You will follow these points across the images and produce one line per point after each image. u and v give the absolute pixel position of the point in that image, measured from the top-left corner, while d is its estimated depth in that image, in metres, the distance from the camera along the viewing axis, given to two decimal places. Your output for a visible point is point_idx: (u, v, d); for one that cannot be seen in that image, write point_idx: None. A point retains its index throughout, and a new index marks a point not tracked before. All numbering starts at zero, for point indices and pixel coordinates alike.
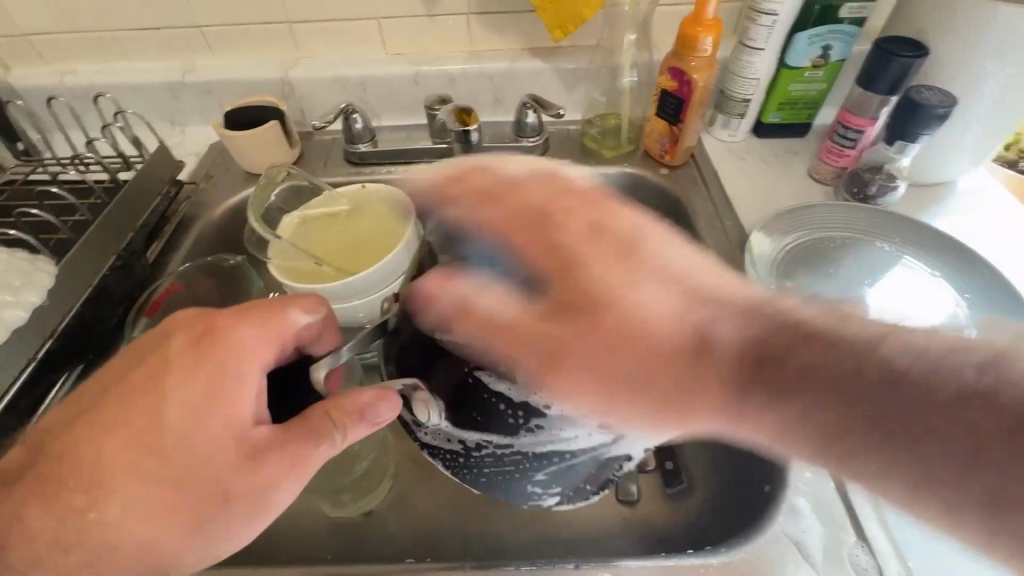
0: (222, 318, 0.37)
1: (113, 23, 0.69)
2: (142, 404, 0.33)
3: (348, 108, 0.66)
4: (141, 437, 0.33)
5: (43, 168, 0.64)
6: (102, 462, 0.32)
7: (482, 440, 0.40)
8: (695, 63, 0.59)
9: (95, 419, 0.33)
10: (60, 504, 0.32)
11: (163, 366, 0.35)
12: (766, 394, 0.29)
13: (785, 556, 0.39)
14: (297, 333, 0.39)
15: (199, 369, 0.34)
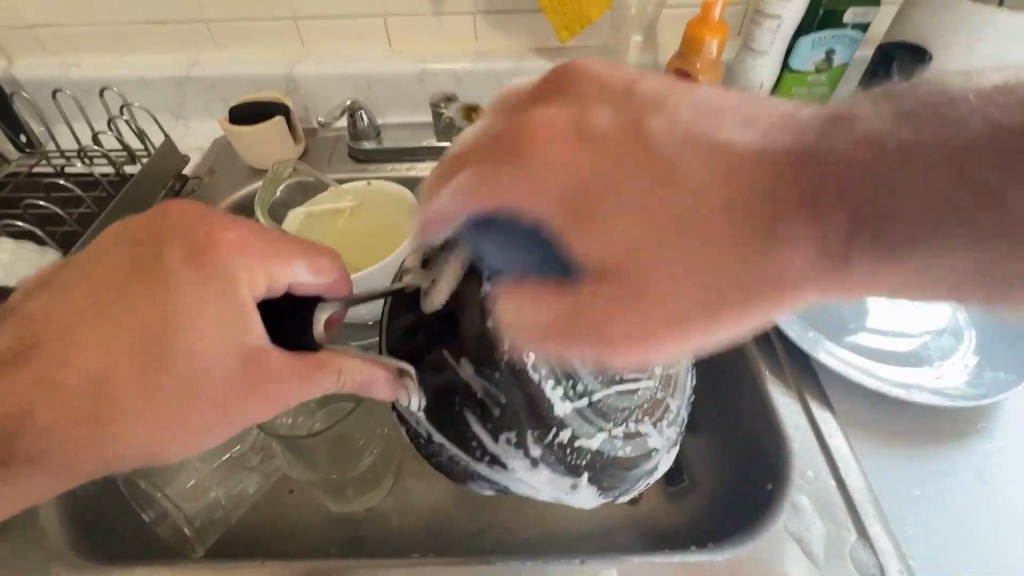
0: (223, 237, 0.35)
1: (119, 17, 0.69)
2: (139, 311, 0.32)
3: (354, 105, 0.66)
4: (139, 349, 0.32)
5: (46, 161, 0.63)
6: (100, 369, 0.32)
7: (444, 444, 0.39)
8: (701, 65, 0.60)
9: (89, 320, 0.32)
10: (61, 399, 0.32)
11: (162, 275, 0.33)
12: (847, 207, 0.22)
13: (789, 553, 0.40)
14: (296, 284, 0.36)
15: (203, 288, 0.33)
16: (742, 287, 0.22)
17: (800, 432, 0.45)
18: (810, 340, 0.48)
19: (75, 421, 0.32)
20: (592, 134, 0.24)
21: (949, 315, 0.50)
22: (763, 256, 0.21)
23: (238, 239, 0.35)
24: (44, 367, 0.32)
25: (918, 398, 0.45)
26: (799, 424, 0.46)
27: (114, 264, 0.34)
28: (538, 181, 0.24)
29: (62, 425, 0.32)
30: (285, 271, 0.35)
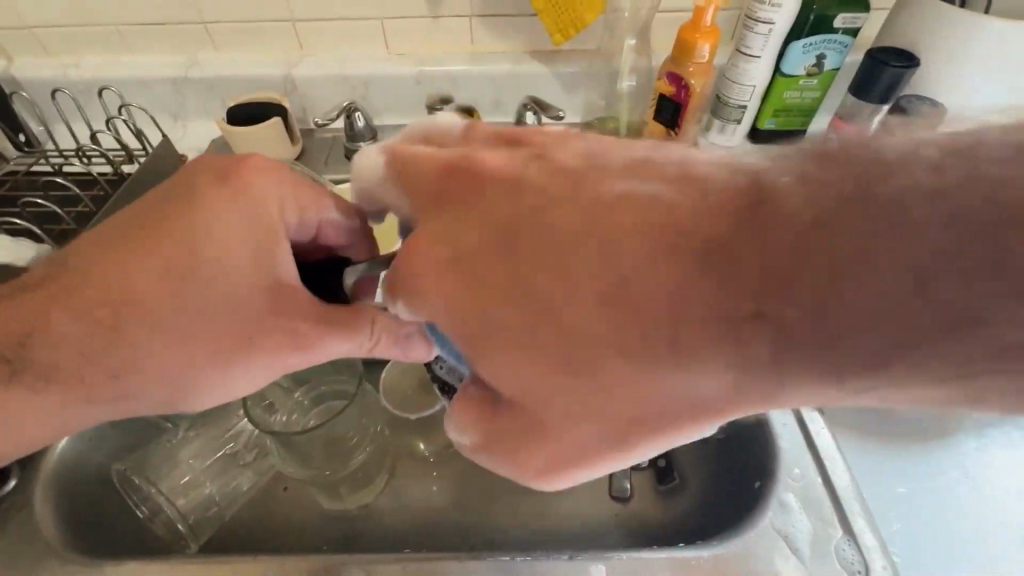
0: (257, 172, 0.38)
1: (120, 18, 0.69)
2: (173, 238, 0.35)
3: (350, 106, 0.67)
4: (176, 274, 0.35)
5: (44, 160, 0.64)
6: (138, 292, 0.35)
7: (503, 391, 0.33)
8: (694, 69, 0.61)
9: (125, 243, 0.35)
10: (98, 311, 0.35)
11: (196, 208, 0.36)
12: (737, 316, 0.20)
13: (774, 549, 0.40)
14: (330, 229, 0.39)
15: (234, 219, 0.36)
16: (619, 392, 0.23)
17: (788, 432, 0.46)
18: None
19: (103, 341, 0.35)
20: (478, 255, 0.25)
21: None
22: (604, 360, 0.23)
23: (270, 186, 0.37)
24: (83, 284, 0.35)
25: (903, 397, 0.45)
26: (787, 423, 0.46)
27: (159, 196, 0.37)
28: (433, 299, 0.27)
29: (94, 342, 0.35)
30: (318, 211, 0.39)
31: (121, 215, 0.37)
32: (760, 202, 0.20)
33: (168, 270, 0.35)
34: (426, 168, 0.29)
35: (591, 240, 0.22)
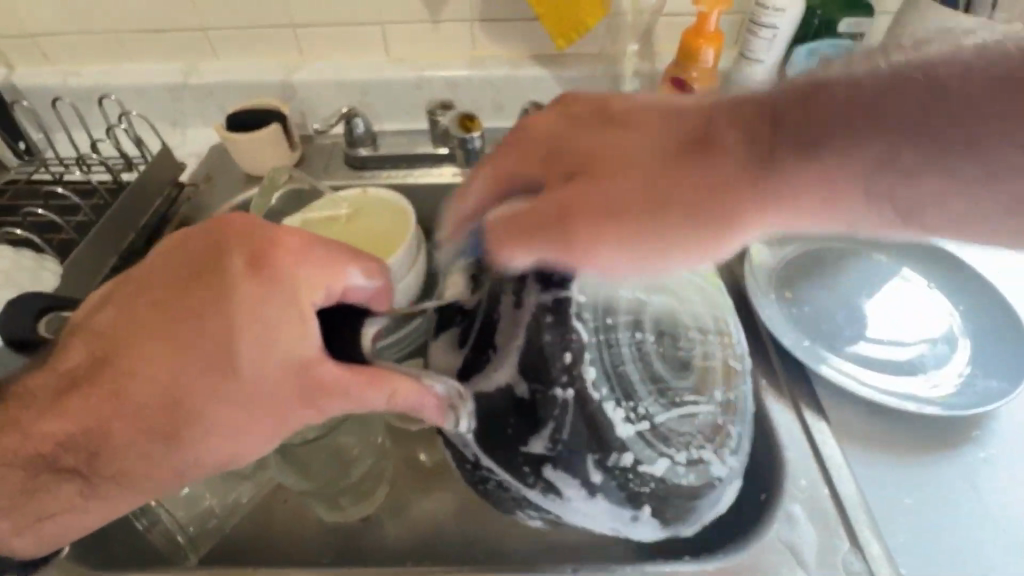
0: (284, 237, 0.36)
1: (120, 26, 0.69)
2: (203, 330, 0.33)
3: (350, 112, 0.67)
4: (210, 361, 0.32)
5: (45, 169, 0.63)
6: (172, 384, 0.32)
7: (499, 470, 0.41)
8: (698, 74, 0.60)
9: (153, 342, 0.33)
10: (127, 408, 0.33)
11: (223, 299, 0.33)
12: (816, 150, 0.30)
13: (781, 561, 0.40)
14: (348, 291, 0.37)
15: (268, 308, 0.33)
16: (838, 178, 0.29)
17: (794, 442, 0.45)
18: (807, 350, 0.48)
19: (154, 447, 0.33)
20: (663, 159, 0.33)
21: (944, 325, 0.50)
22: (837, 142, 0.29)
23: (293, 257, 0.35)
24: (115, 392, 0.33)
25: (910, 404, 0.45)
26: (794, 433, 0.46)
27: (173, 278, 0.35)
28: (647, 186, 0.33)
29: (143, 450, 0.33)
30: (340, 274, 0.36)
31: (139, 307, 0.34)
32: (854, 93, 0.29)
33: (202, 365, 0.32)
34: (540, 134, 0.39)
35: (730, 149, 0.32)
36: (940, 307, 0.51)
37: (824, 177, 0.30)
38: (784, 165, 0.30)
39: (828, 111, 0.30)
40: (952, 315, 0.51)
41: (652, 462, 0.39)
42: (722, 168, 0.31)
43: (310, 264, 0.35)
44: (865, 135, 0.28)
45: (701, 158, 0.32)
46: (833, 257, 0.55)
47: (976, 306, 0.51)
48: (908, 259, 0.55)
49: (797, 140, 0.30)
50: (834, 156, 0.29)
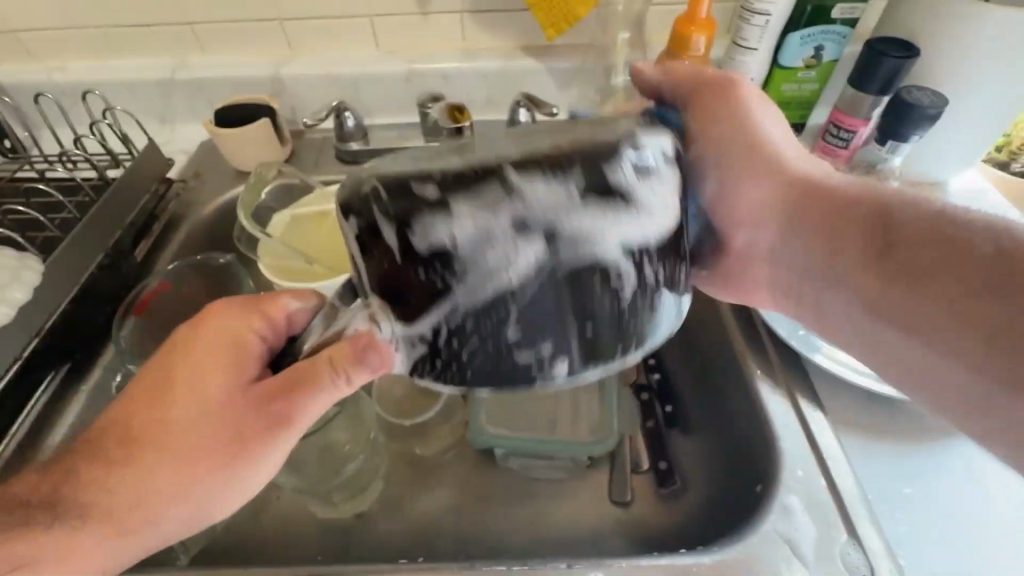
0: (220, 302, 0.40)
1: (104, 20, 0.68)
2: (168, 413, 0.35)
3: (339, 106, 0.66)
4: (169, 401, 0.36)
5: (29, 165, 0.62)
6: (140, 432, 0.35)
7: (438, 323, 0.26)
8: (690, 62, 0.59)
9: (129, 436, 0.35)
10: (104, 464, 0.35)
11: (181, 373, 0.37)
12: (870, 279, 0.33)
13: (776, 554, 0.39)
14: (288, 319, 0.38)
15: (221, 370, 0.36)
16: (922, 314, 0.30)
17: (790, 431, 0.45)
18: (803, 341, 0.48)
19: (131, 496, 0.34)
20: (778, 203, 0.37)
21: None
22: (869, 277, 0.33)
23: (230, 315, 0.39)
24: (100, 494, 0.34)
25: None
26: (791, 424, 0.45)
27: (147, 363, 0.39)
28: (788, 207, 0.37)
29: (123, 496, 0.34)
30: (275, 309, 0.38)
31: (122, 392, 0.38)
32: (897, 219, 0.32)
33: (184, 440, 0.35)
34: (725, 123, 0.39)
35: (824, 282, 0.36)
36: None
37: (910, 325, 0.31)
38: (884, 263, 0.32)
39: (935, 280, 0.30)
40: None
41: (528, 223, 0.25)
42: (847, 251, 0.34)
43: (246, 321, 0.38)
44: (938, 332, 0.30)
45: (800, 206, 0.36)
46: None
47: None
48: None
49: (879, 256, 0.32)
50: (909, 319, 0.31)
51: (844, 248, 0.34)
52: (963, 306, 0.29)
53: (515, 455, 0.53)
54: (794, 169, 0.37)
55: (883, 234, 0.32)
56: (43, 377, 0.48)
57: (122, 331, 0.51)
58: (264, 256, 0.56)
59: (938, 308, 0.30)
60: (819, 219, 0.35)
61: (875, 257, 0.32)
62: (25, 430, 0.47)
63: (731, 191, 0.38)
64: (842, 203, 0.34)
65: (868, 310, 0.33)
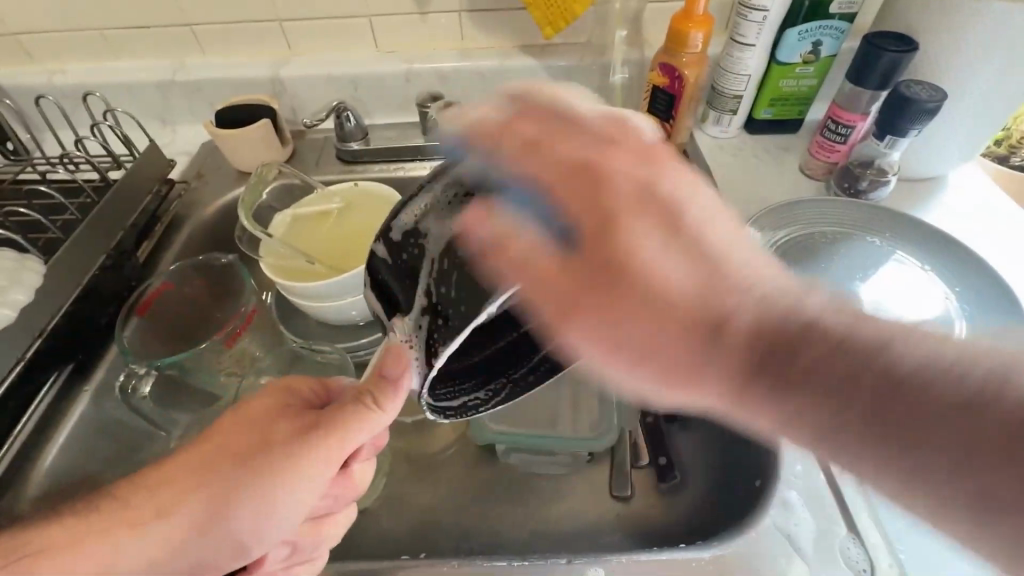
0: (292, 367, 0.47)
1: (103, 22, 0.68)
2: (215, 442, 0.40)
3: (339, 106, 0.66)
4: (232, 431, 0.40)
5: (31, 168, 0.63)
6: (202, 456, 0.39)
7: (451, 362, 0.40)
8: (687, 59, 0.59)
9: (176, 462, 0.39)
10: (164, 483, 0.38)
11: (247, 409, 0.41)
12: (779, 370, 0.29)
13: (774, 547, 0.40)
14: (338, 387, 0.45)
15: (268, 408, 0.41)
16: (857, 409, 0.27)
17: None
18: None
19: (180, 514, 0.37)
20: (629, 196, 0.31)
21: (940, 306, 0.51)
22: (748, 376, 0.29)
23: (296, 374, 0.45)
24: (135, 514, 0.37)
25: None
26: None
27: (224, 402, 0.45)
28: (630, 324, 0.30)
29: (173, 512, 0.37)
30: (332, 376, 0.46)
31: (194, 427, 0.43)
32: (761, 328, 0.29)
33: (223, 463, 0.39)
34: (610, 180, 0.31)
35: (669, 303, 0.29)
36: (934, 290, 0.52)
37: (804, 408, 0.28)
38: (776, 359, 0.29)
39: (724, 359, 0.29)
40: (948, 298, 0.52)
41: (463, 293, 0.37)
42: (724, 349, 0.29)
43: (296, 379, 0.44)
44: (814, 410, 0.28)
45: (622, 282, 0.29)
46: (825, 243, 0.56)
47: (972, 289, 0.52)
48: (900, 244, 0.56)
49: (784, 333, 0.29)
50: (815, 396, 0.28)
51: (687, 347, 0.30)
52: (868, 399, 0.27)
53: (515, 451, 0.54)
54: (713, 248, 0.31)
55: (892, 389, 0.26)
56: (46, 377, 0.49)
57: (125, 331, 0.52)
58: (264, 256, 0.56)
59: (841, 413, 0.28)
60: (655, 350, 0.30)
61: (752, 369, 0.29)
62: (30, 430, 0.48)
63: (590, 324, 0.30)
64: (787, 335, 0.29)
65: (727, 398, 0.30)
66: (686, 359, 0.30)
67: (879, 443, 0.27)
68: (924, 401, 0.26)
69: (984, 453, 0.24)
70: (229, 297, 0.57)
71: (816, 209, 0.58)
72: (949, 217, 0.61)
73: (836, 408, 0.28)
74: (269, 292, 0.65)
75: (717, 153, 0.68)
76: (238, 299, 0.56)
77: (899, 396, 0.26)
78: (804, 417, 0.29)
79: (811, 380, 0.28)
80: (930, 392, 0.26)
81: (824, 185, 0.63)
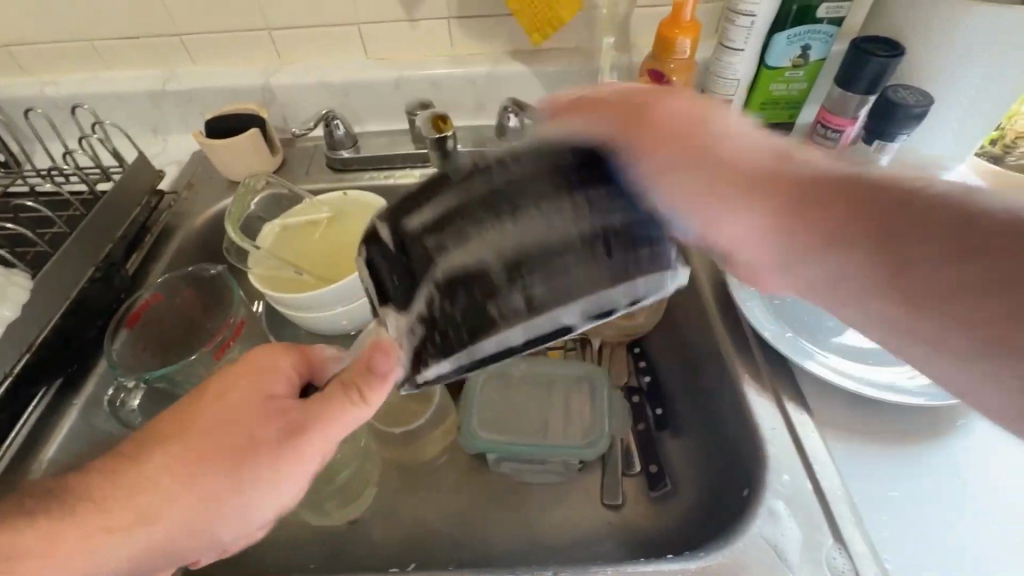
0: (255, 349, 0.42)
1: (93, 33, 0.68)
2: (199, 433, 0.37)
3: (328, 115, 0.66)
4: (198, 440, 0.37)
5: (20, 181, 0.63)
6: (168, 470, 0.36)
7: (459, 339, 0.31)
8: (674, 65, 0.59)
9: (156, 452, 0.36)
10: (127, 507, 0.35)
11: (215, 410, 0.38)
12: (912, 228, 0.23)
13: (760, 558, 0.39)
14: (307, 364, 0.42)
15: (253, 390, 0.39)
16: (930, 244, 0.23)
17: (777, 437, 0.45)
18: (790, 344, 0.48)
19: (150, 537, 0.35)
20: (753, 171, 0.27)
21: None
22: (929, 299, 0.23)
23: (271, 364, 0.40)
24: (123, 513, 0.34)
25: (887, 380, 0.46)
26: (776, 428, 0.45)
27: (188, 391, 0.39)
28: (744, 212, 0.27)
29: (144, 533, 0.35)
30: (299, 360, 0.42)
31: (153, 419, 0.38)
32: (880, 201, 0.24)
33: (214, 456, 0.36)
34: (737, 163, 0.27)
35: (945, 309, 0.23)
36: None
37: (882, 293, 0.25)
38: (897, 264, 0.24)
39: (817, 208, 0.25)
40: None
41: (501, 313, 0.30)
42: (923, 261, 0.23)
43: (272, 356, 0.41)
44: (927, 304, 0.23)
45: (742, 188, 0.27)
46: None
47: None
48: None
49: (903, 217, 0.24)
50: (954, 310, 0.23)
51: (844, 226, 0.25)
52: (991, 286, 0.22)
53: (506, 460, 0.53)
54: (752, 156, 0.28)
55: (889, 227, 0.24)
56: (35, 391, 0.49)
57: (113, 344, 0.52)
58: (254, 267, 0.56)
59: (972, 327, 0.22)
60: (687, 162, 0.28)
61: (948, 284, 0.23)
62: (19, 443, 0.48)
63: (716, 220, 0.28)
64: (906, 218, 0.23)
65: (771, 233, 0.27)
66: (856, 276, 0.25)
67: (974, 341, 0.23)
68: (936, 278, 0.23)
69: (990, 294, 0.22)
70: (219, 308, 0.57)
71: None
72: None
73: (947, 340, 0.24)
74: (260, 302, 0.65)
75: None
76: (227, 310, 0.56)
77: (978, 256, 0.22)
78: (961, 324, 0.23)
79: (839, 239, 0.25)
80: (946, 258, 0.22)
81: None
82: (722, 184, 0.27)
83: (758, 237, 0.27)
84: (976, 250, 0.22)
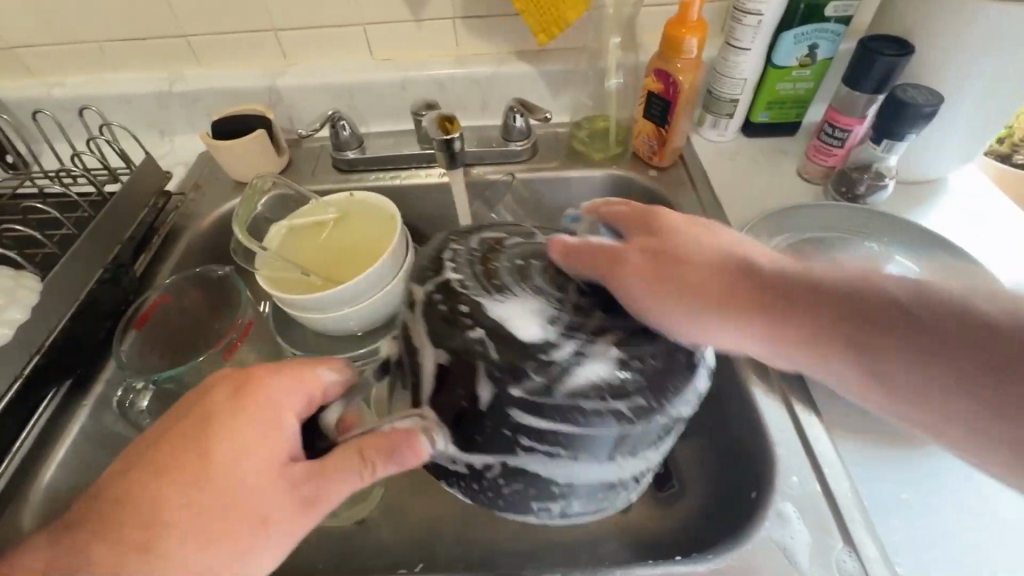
0: (261, 369, 0.40)
1: (100, 35, 0.68)
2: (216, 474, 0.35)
3: (334, 115, 0.66)
4: (200, 471, 0.35)
5: (29, 182, 0.63)
6: (165, 503, 0.34)
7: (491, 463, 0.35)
8: (682, 64, 0.59)
9: (168, 484, 0.35)
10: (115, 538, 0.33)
11: (216, 439, 0.36)
12: (875, 337, 0.29)
13: (769, 561, 0.39)
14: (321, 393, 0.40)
15: (267, 432, 0.37)
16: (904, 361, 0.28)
17: (785, 438, 0.45)
18: None
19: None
20: (750, 281, 0.34)
21: None
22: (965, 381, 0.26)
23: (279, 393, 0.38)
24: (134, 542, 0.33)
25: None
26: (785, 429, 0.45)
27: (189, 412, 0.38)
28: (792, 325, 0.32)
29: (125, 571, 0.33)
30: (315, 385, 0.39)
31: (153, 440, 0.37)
32: (880, 298, 0.29)
33: (212, 500, 0.35)
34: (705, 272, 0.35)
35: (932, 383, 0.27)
36: None
37: (839, 356, 0.30)
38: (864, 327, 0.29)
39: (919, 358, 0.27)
40: None
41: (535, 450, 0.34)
42: (866, 336, 0.29)
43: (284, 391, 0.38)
44: (958, 391, 0.26)
45: (714, 290, 0.35)
46: (824, 248, 0.56)
47: None
48: (899, 249, 0.56)
49: (865, 314, 0.29)
50: (919, 367, 0.27)
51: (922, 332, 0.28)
52: (967, 371, 0.26)
53: None
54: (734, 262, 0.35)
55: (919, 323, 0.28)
56: (46, 393, 0.49)
57: (122, 345, 0.52)
58: (261, 268, 0.56)
59: (927, 374, 0.27)
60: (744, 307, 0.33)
61: (860, 338, 0.29)
62: (30, 444, 0.48)
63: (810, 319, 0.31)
64: (881, 315, 0.29)
65: (747, 325, 0.33)
66: (863, 328, 0.29)
67: (990, 405, 0.26)
68: (912, 342, 0.28)
69: (983, 379, 0.26)
70: (227, 309, 0.57)
71: (815, 214, 0.58)
72: (948, 220, 0.60)
73: (955, 402, 0.27)
74: (266, 303, 0.65)
75: (714, 158, 0.67)
76: (235, 311, 0.56)
77: (944, 339, 0.27)
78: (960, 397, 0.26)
79: (821, 313, 0.31)
80: (923, 335, 0.27)
81: (822, 190, 0.63)
82: (697, 293, 0.35)
83: (744, 338, 0.34)
84: (936, 330, 0.27)
